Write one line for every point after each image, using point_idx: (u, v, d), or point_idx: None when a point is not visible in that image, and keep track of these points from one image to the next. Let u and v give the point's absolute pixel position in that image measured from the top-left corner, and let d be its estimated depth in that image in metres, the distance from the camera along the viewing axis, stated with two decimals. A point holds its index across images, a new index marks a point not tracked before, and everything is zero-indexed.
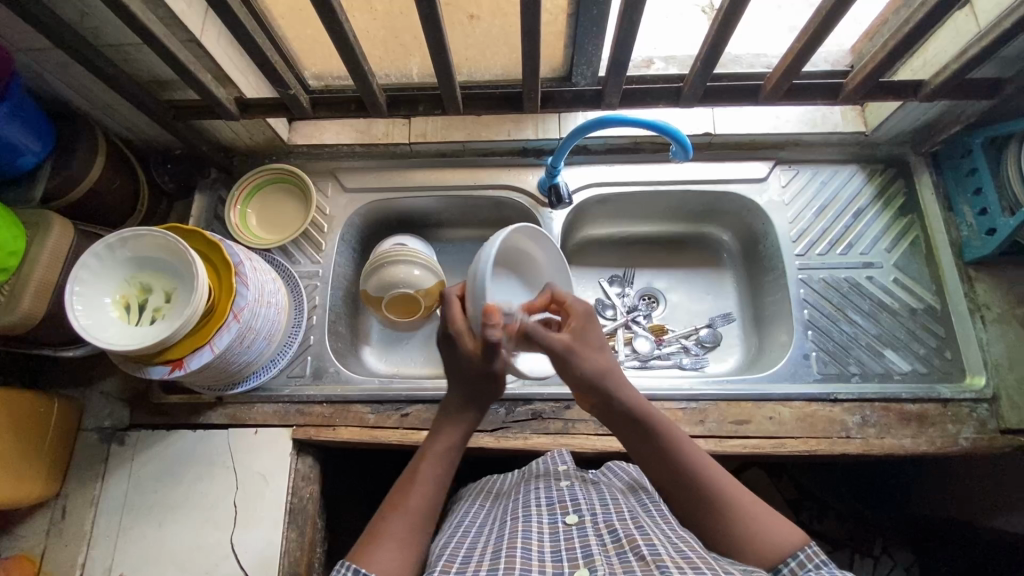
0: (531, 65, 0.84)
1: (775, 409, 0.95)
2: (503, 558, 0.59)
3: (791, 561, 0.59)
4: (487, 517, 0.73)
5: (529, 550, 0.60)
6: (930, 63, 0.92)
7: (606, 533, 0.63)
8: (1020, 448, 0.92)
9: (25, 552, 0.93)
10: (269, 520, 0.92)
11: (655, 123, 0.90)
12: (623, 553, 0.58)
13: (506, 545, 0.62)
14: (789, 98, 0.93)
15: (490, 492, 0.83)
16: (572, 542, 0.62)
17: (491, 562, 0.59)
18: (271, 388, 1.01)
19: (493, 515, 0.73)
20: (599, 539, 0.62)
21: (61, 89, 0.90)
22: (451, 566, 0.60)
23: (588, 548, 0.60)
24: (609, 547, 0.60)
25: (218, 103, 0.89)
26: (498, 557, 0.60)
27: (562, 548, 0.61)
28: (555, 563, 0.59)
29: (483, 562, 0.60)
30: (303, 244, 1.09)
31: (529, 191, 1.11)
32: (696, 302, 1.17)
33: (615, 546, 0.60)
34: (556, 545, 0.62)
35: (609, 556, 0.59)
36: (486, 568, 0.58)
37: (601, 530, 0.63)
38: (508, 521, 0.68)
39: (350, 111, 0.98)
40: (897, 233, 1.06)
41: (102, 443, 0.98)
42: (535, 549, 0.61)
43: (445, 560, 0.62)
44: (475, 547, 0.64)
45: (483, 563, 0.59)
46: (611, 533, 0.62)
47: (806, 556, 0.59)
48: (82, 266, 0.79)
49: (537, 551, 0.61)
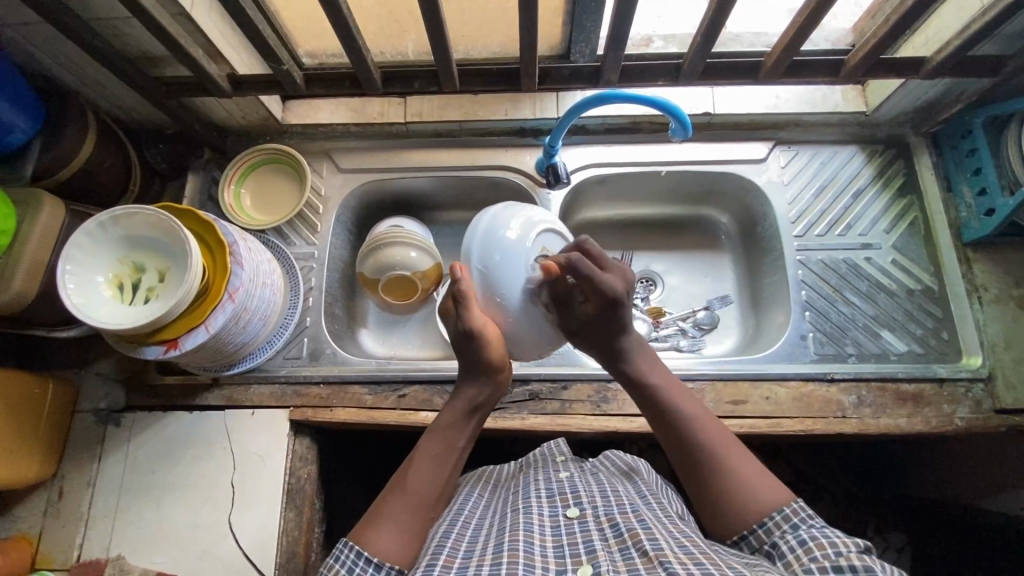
0: (528, 42, 0.83)
1: (772, 389, 0.95)
2: (505, 552, 0.59)
3: (777, 516, 0.63)
4: (486, 506, 0.74)
5: (531, 544, 0.60)
6: (932, 40, 0.91)
7: (608, 528, 0.63)
8: (1014, 427, 0.92)
9: (23, 533, 0.93)
10: (267, 500, 0.92)
11: (655, 100, 0.89)
12: (626, 549, 0.59)
13: (507, 538, 0.62)
14: (789, 75, 0.92)
15: (490, 481, 0.83)
16: (574, 537, 0.62)
17: (493, 555, 0.59)
18: (267, 369, 1.00)
19: (492, 505, 0.74)
20: (601, 535, 0.62)
21: (49, 65, 0.88)
22: (452, 561, 0.60)
23: (591, 543, 0.61)
24: (610, 543, 0.61)
25: (210, 79, 0.88)
26: (500, 550, 0.59)
27: (564, 543, 0.62)
28: (557, 560, 0.59)
29: (485, 555, 0.60)
30: (298, 225, 1.08)
31: (526, 172, 1.10)
32: (694, 284, 1.17)
33: (618, 541, 0.60)
34: (558, 540, 0.62)
35: (611, 551, 0.59)
36: (489, 562, 0.58)
37: (603, 525, 0.64)
38: (507, 512, 0.69)
39: (344, 89, 0.96)
40: (895, 215, 1.05)
41: (97, 425, 0.98)
42: (537, 543, 0.61)
43: (446, 553, 0.61)
44: (477, 539, 0.64)
45: (485, 557, 0.59)
46: (612, 528, 0.63)
47: (790, 512, 0.63)
48: (73, 244, 0.78)
49: (539, 546, 0.61)
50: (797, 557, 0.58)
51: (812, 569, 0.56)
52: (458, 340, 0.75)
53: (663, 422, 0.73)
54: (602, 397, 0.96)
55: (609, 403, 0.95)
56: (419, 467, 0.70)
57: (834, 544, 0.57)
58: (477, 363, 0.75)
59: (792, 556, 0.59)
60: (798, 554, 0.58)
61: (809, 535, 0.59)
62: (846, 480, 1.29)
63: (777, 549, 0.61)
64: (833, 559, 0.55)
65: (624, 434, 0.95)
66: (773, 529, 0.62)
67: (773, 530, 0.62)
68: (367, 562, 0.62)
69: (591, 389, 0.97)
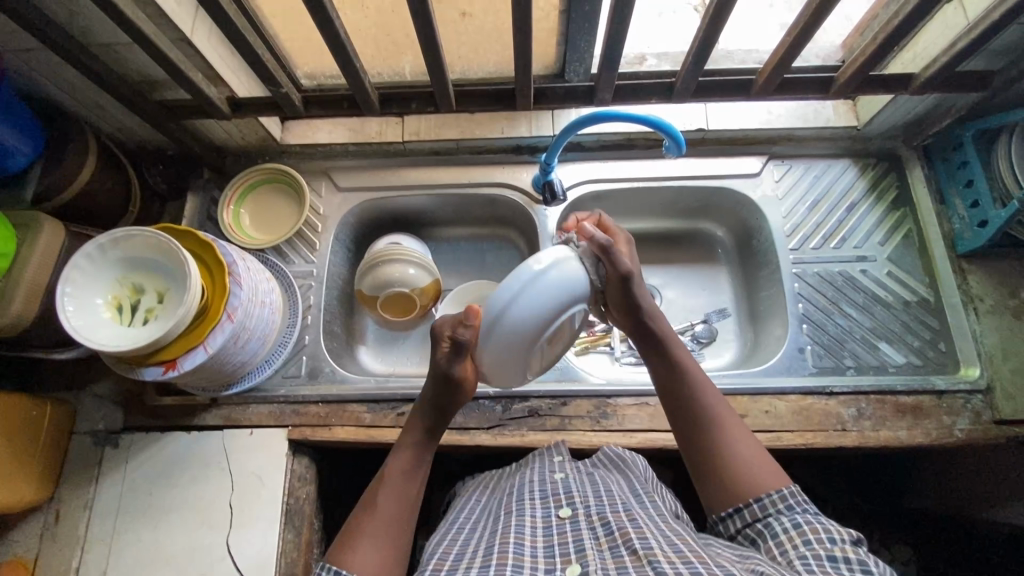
0: (523, 62, 0.84)
1: (772, 403, 0.95)
2: (495, 555, 0.59)
3: (773, 495, 0.64)
4: (483, 513, 0.74)
5: (521, 545, 0.60)
6: (920, 56, 0.92)
7: (599, 526, 0.63)
8: (1015, 439, 0.92)
9: (18, 558, 0.92)
10: (266, 521, 0.92)
11: (648, 118, 0.90)
12: (616, 547, 0.59)
13: (498, 541, 0.62)
14: (781, 92, 0.93)
15: (489, 489, 0.83)
16: (565, 536, 0.62)
17: (484, 558, 0.59)
18: (266, 388, 1.00)
19: (489, 511, 0.73)
20: (592, 533, 0.62)
21: (50, 90, 0.90)
22: (443, 565, 0.60)
23: (581, 542, 0.60)
24: (601, 541, 0.61)
25: (209, 102, 0.89)
26: (490, 554, 0.59)
27: (554, 542, 0.62)
28: (547, 559, 0.59)
29: (475, 558, 0.60)
30: (297, 244, 1.09)
31: (523, 189, 1.11)
32: (692, 297, 1.17)
33: (608, 539, 0.60)
34: (549, 540, 0.62)
35: (601, 550, 0.59)
36: (478, 565, 0.58)
37: (594, 524, 0.63)
38: (501, 517, 0.68)
39: (342, 109, 0.97)
40: (890, 227, 1.06)
41: (95, 447, 0.97)
42: (528, 544, 0.61)
43: (438, 559, 0.62)
44: (468, 544, 0.64)
45: (475, 560, 0.59)
46: (604, 526, 0.62)
47: (789, 494, 0.64)
48: (73, 267, 0.79)
49: (530, 546, 0.61)
50: (790, 538, 0.59)
51: (806, 556, 0.57)
52: (438, 380, 0.74)
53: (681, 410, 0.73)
54: (602, 412, 0.96)
55: (609, 419, 0.95)
56: (390, 481, 0.69)
57: (828, 531, 0.58)
58: (448, 402, 0.75)
59: (785, 537, 0.60)
60: (792, 536, 0.60)
61: (803, 519, 0.61)
62: (847, 492, 1.28)
63: (770, 529, 0.62)
64: (828, 548, 0.56)
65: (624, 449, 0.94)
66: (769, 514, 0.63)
67: (768, 506, 0.63)
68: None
69: (590, 404, 0.97)
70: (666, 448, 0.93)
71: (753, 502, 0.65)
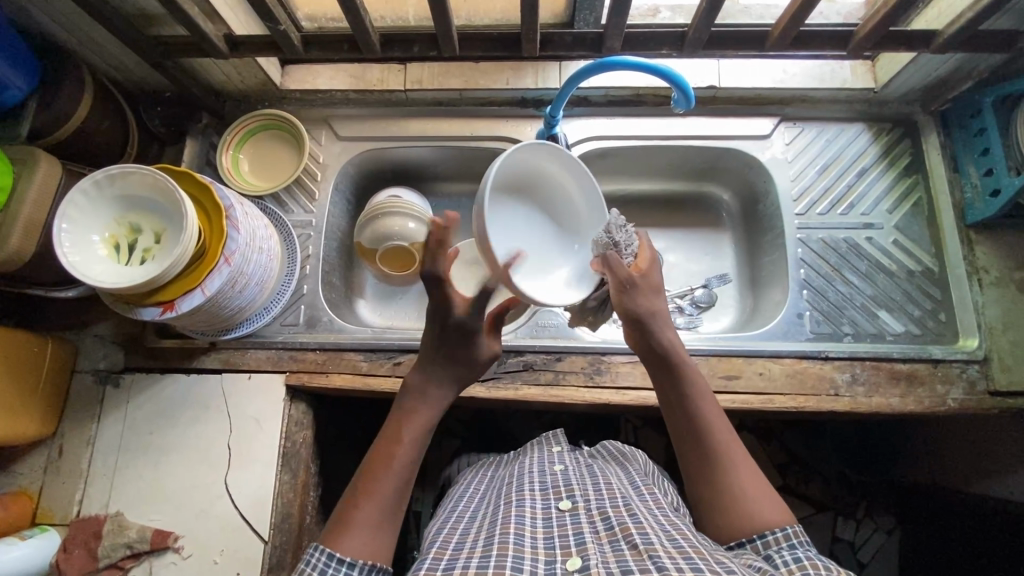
0: (530, 5, 0.81)
1: (766, 365, 0.95)
2: (495, 545, 0.57)
3: (778, 532, 0.61)
4: (480, 501, 0.75)
5: (522, 537, 0.59)
6: (945, 13, 0.88)
7: (599, 521, 0.62)
8: (1007, 410, 0.92)
9: (23, 488, 0.94)
10: (262, 463, 0.94)
11: (659, 67, 0.84)
12: (616, 541, 0.58)
13: (499, 531, 0.61)
14: (796, 47, 0.90)
15: (487, 478, 0.85)
16: (566, 529, 0.61)
17: (483, 549, 0.57)
18: (264, 335, 1.01)
19: (487, 500, 0.74)
20: (592, 527, 0.61)
21: (41, 21, 0.87)
22: (443, 554, 0.59)
23: (581, 536, 0.59)
24: (601, 535, 0.60)
25: (206, 39, 0.86)
26: (490, 544, 0.58)
27: (555, 534, 0.61)
28: (547, 550, 0.57)
29: (475, 548, 0.58)
30: (295, 191, 1.08)
31: (527, 143, 1.09)
32: (693, 262, 1.16)
33: (608, 533, 0.59)
34: (549, 532, 0.61)
35: (602, 544, 0.58)
36: (479, 555, 0.56)
37: (595, 518, 0.63)
38: (501, 506, 0.68)
39: (342, 51, 0.95)
40: (899, 194, 1.04)
41: (97, 385, 0.99)
42: (528, 535, 0.60)
43: (437, 548, 0.60)
44: (468, 534, 0.63)
45: (475, 550, 0.57)
46: (603, 521, 0.62)
47: (791, 533, 0.61)
48: (70, 203, 0.78)
49: (530, 537, 0.60)
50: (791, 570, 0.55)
51: None
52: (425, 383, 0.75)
53: (700, 456, 0.69)
54: (596, 369, 0.96)
55: (602, 376, 0.96)
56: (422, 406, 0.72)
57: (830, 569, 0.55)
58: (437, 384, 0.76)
59: (786, 569, 0.55)
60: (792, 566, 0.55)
61: (804, 555, 0.57)
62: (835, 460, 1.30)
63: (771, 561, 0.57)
64: None
65: (616, 406, 0.95)
66: (771, 543, 0.60)
67: (772, 545, 0.60)
68: (340, 563, 0.57)
69: (584, 361, 0.97)
70: (656, 407, 0.94)
71: (757, 539, 0.62)
